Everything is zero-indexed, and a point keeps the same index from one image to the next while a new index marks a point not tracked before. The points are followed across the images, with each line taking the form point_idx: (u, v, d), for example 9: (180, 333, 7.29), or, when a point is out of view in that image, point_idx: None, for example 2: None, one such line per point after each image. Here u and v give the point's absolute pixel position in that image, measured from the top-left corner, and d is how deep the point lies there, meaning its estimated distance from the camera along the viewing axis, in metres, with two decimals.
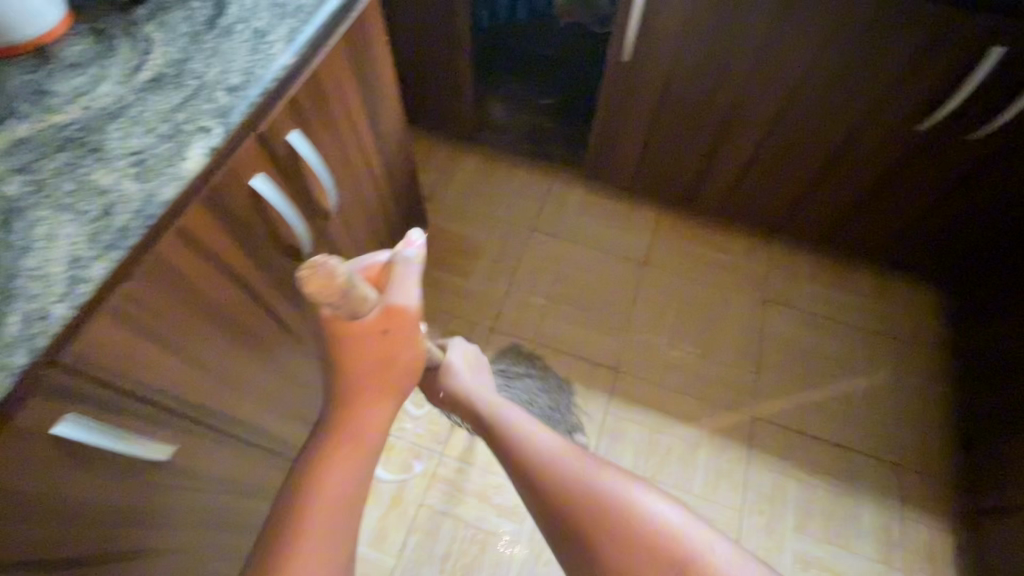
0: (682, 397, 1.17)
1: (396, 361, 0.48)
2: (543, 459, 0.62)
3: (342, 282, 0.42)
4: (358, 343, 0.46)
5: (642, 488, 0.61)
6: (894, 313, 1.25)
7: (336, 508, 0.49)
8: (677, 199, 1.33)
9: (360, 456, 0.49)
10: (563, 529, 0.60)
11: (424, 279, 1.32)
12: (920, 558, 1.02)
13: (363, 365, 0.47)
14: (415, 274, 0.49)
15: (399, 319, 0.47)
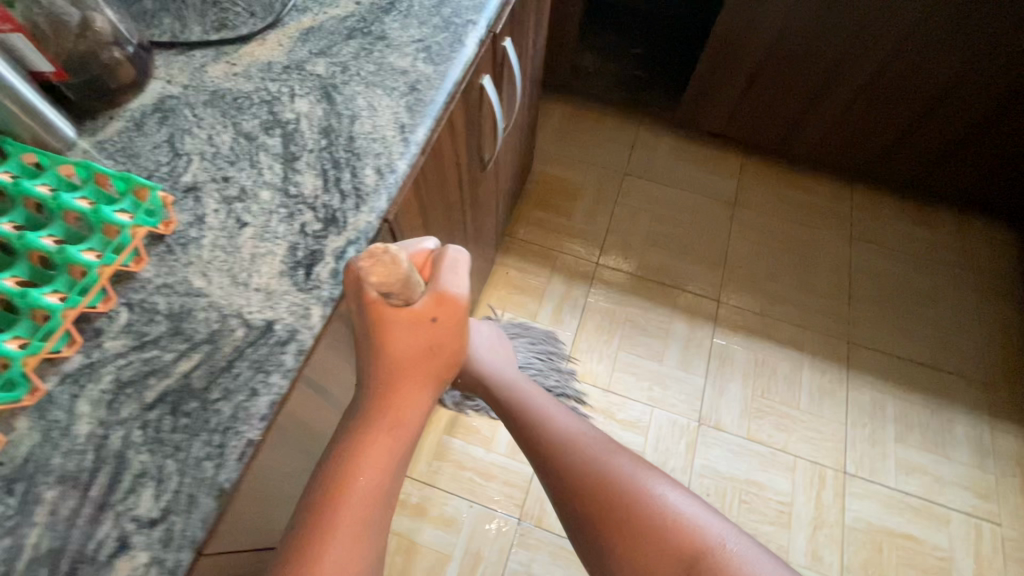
0: (780, 323, 1.26)
1: (443, 349, 0.46)
2: (559, 435, 0.60)
3: (401, 270, 0.40)
4: (417, 327, 0.44)
5: (664, 482, 0.56)
6: (972, 247, 1.37)
7: (370, 510, 0.43)
8: (769, 144, 1.41)
9: (391, 454, 0.45)
10: (588, 515, 0.56)
11: (526, 217, 1.37)
12: (1010, 463, 1.11)
13: (413, 353, 0.45)
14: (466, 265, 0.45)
15: (448, 309, 0.44)
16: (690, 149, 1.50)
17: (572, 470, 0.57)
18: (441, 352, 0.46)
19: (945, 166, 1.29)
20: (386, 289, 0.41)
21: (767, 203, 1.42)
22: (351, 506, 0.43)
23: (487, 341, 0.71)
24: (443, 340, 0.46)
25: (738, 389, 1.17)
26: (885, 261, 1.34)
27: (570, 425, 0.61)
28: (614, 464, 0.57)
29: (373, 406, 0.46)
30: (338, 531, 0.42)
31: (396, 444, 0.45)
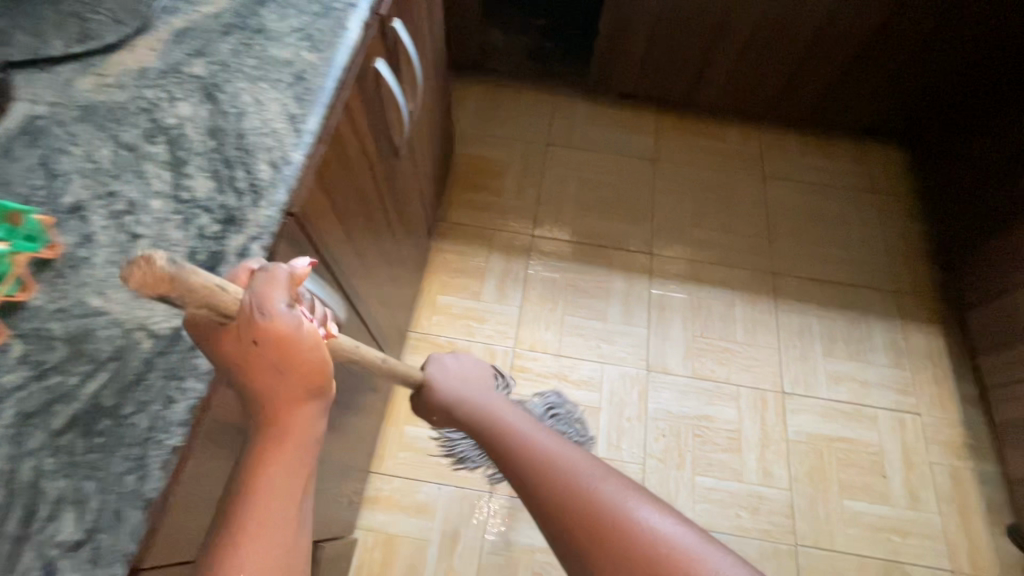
0: (710, 266, 1.33)
1: (293, 363, 0.35)
2: (521, 440, 0.63)
3: (174, 280, 0.31)
4: (241, 354, 0.35)
5: (646, 504, 0.54)
6: (870, 170, 1.48)
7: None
8: (680, 97, 1.47)
9: (286, 514, 0.37)
10: (550, 519, 0.56)
11: (457, 200, 1.38)
12: (922, 358, 1.24)
13: (262, 374, 0.36)
14: (288, 273, 0.35)
15: (268, 327, 0.34)
16: (607, 113, 1.54)
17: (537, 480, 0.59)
18: (310, 389, 0.38)
19: (837, 97, 1.38)
20: (155, 295, 0.32)
21: (685, 154, 1.48)
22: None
23: (459, 371, 0.79)
24: (295, 372, 0.36)
25: (679, 333, 1.24)
26: (796, 194, 1.44)
27: (540, 437, 0.63)
28: (568, 473, 0.57)
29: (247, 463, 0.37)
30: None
31: (286, 503, 0.37)
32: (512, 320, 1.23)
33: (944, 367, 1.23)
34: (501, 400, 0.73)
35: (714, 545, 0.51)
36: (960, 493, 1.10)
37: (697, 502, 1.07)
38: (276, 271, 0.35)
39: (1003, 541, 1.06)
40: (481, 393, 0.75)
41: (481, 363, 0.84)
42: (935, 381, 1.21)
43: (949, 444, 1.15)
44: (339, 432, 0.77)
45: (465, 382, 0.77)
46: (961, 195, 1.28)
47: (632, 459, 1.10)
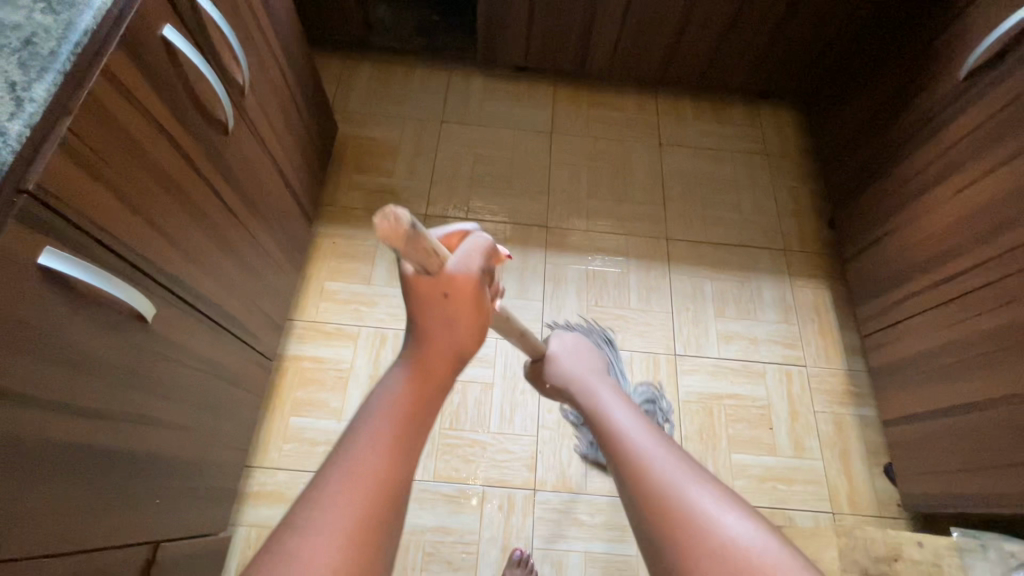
0: (606, 235, 1.33)
1: (473, 320, 0.48)
2: (603, 419, 0.65)
3: (410, 236, 0.42)
4: (429, 301, 0.47)
5: (724, 508, 0.50)
6: (765, 131, 1.51)
7: (400, 446, 0.45)
8: (572, 66, 1.45)
9: (419, 419, 0.47)
10: (626, 496, 0.56)
11: (347, 183, 1.33)
12: (809, 312, 1.27)
13: (446, 324, 0.47)
14: (482, 253, 0.47)
15: (460, 290, 0.46)
16: (503, 87, 1.51)
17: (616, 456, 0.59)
18: (459, 351, 0.49)
19: (723, 60, 1.39)
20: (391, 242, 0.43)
21: (582, 125, 1.47)
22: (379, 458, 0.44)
23: (574, 348, 0.88)
24: (462, 327, 0.47)
25: (574, 304, 1.23)
26: (692, 159, 1.45)
27: (622, 417, 0.64)
28: (647, 457, 0.56)
29: (402, 380, 0.48)
30: (383, 444, 0.45)
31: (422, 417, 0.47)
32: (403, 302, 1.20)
33: (829, 319, 1.27)
34: (603, 379, 0.78)
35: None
36: (841, 437, 1.15)
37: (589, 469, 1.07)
38: (481, 245, 0.47)
39: (879, 479, 1.11)
40: (589, 370, 0.82)
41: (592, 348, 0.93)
42: (820, 332, 1.25)
43: (833, 392, 1.19)
44: (174, 428, 0.73)
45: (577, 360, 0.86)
46: (843, 152, 1.31)
47: (525, 432, 1.09)
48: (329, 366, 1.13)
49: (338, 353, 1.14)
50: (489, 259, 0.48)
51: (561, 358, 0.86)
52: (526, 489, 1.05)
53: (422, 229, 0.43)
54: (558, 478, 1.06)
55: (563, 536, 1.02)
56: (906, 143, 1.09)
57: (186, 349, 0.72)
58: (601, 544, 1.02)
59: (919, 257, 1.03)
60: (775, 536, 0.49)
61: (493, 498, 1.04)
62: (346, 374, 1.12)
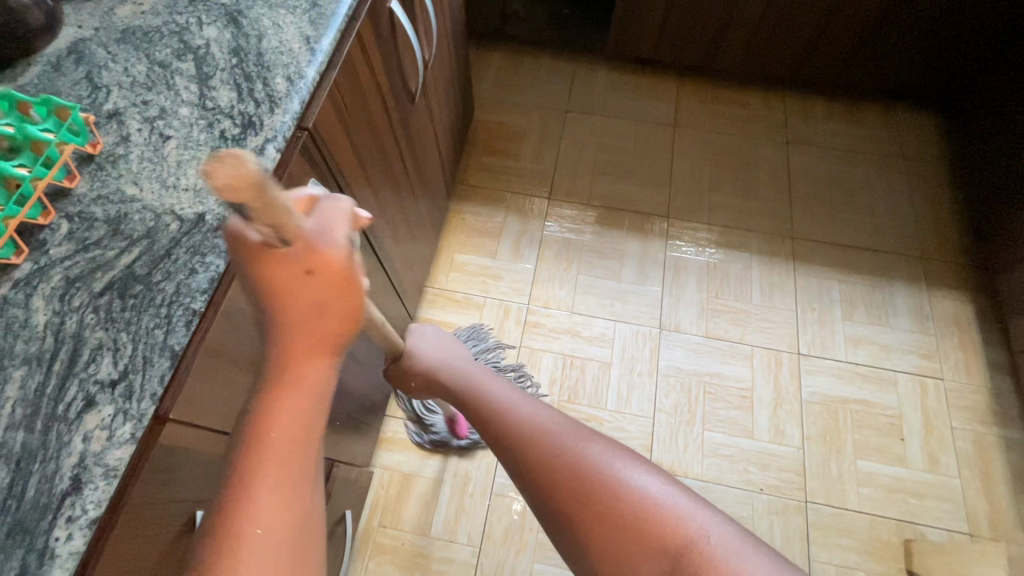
0: (727, 230, 1.32)
1: (334, 303, 0.37)
2: (503, 412, 0.63)
3: (269, 187, 0.30)
4: (289, 283, 0.36)
5: (631, 464, 0.55)
6: (901, 135, 1.45)
7: (275, 507, 0.36)
8: (702, 62, 1.45)
9: (288, 460, 0.37)
10: (541, 477, 0.57)
11: (477, 165, 1.41)
12: (948, 325, 1.20)
13: (299, 313, 0.37)
14: (345, 210, 0.38)
15: (328, 259, 0.36)
16: (628, 81, 1.54)
17: (530, 451, 0.58)
18: (332, 337, 0.38)
19: (866, 59, 1.35)
20: (241, 205, 0.30)
21: (705, 120, 1.48)
22: (245, 543, 0.35)
23: (431, 336, 0.77)
24: (338, 314, 0.38)
25: (694, 294, 1.24)
26: (821, 160, 1.41)
27: (507, 404, 0.63)
28: (557, 436, 0.58)
29: (243, 431, 0.37)
30: (245, 516, 0.35)
31: (284, 461, 0.37)
32: (526, 279, 1.25)
33: (970, 333, 1.19)
34: (463, 369, 0.71)
35: (711, 510, 0.53)
36: (982, 458, 1.07)
37: (705, 456, 1.08)
38: (344, 205, 0.39)
39: None
40: (456, 359, 0.73)
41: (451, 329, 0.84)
42: (961, 347, 1.18)
43: (973, 409, 1.12)
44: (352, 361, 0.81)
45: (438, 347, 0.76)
46: (1001, 157, 1.22)
47: (642, 413, 1.11)
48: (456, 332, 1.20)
49: (466, 320, 1.21)
50: (357, 222, 0.39)
51: (416, 344, 0.75)
52: None
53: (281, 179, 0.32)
54: (673, 461, 1.07)
55: None
56: None
57: None
58: None
59: None
60: (680, 482, 0.55)
61: None
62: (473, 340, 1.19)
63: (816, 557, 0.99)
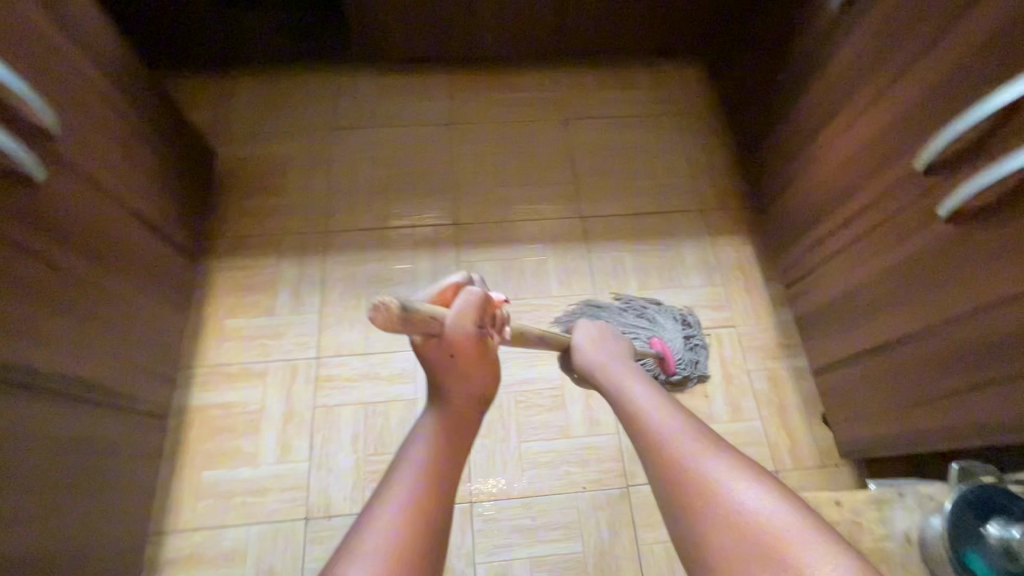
0: (518, 224, 1.27)
1: (472, 372, 0.61)
2: (634, 414, 0.68)
3: (405, 316, 0.49)
4: (460, 354, 0.59)
5: (752, 486, 0.55)
6: (672, 90, 1.46)
7: (439, 475, 0.58)
8: (462, 51, 1.38)
9: (455, 451, 0.61)
10: (662, 476, 0.60)
11: (237, 210, 1.25)
12: (733, 271, 1.24)
13: (477, 368, 0.61)
14: (465, 305, 0.57)
15: (460, 345, 0.57)
16: (395, 83, 1.43)
17: (654, 453, 0.62)
18: (478, 390, 0.63)
19: (613, 24, 1.34)
20: (411, 325, 0.51)
21: (481, 111, 1.41)
22: (415, 491, 0.56)
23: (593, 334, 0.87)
24: (475, 370, 0.60)
25: (493, 300, 1.19)
26: (599, 131, 1.40)
27: (643, 404, 0.68)
28: (680, 440, 0.61)
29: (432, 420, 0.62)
30: (438, 466, 0.58)
31: (458, 451, 0.61)
32: (312, 331, 1.13)
33: (754, 275, 1.24)
34: (625, 367, 0.79)
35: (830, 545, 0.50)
36: (777, 394, 1.13)
37: (525, 470, 1.03)
38: (473, 298, 0.57)
39: (819, 430, 1.09)
40: (610, 360, 0.81)
41: (622, 338, 0.89)
42: (746, 289, 1.22)
43: (764, 348, 1.17)
44: (21, 520, 0.66)
45: (601, 350, 0.84)
46: (746, 101, 1.26)
47: None
48: (237, 412, 1.06)
49: (247, 395, 1.07)
50: (480, 308, 0.58)
51: (583, 344, 0.86)
52: (462, 504, 1.00)
53: (417, 304, 0.52)
54: (493, 486, 1.02)
55: (505, 546, 0.98)
56: (796, 85, 1.06)
57: (15, 434, 0.65)
58: (546, 546, 0.98)
59: (825, 199, 1.00)
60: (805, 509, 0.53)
61: None
62: (258, 415, 1.05)
63: (643, 539, 0.99)
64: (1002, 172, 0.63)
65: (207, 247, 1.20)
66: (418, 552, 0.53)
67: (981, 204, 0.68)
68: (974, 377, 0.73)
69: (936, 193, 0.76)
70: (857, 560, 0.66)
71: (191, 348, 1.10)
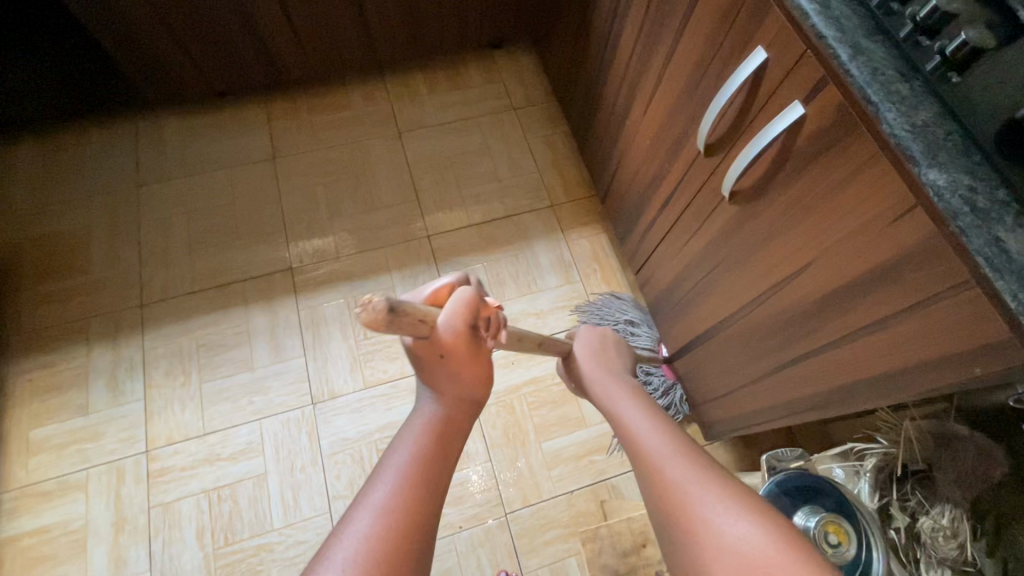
0: (360, 255, 1.19)
1: (463, 374, 0.50)
2: (627, 431, 0.58)
3: (399, 314, 0.40)
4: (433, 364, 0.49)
5: (734, 508, 0.46)
6: (508, 83, 1.40)
7: (426, 478, 0.46)
8: (269, 77, 1.26)
9: (441, 450, 0.49)
10: (653, 504, 0.51)
11: (32, 300, 1.09)
12: (589, 264, 1.21)
13: (467, 370, 0.50)
14: (461, 304, 0.47)
15: (454, 347, 0.47)
16: (203, 122, 1.29)
17: (644, 472, 0.53)
18: (468, 393, 0.52)
19: (425, 26, 1.26)
20: (389, 331, 0.40)
21: (306, 138, 1.30)
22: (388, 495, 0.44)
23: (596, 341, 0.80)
24: (465, 372, 0.50)
25: (342, 343, 1.10)
26: (438, 139, 1.32)
27: (635, 421, 0.59)
28: (668, 465, 0.51)
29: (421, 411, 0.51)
30: (422, 466, 0.47)
31: (445, 451, 0.49)
32: (137, 423, 1.01)
33: (610, 264, 1.21)
34: (628, 380, 0.70)
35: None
36: None
37: None
38: (466, 298, 0.48)
39: None
40: (607, 372, 0.73)
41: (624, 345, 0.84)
42: (605, 280, 1.19)
43: None
44: None
45: (601, 360, 0.76)
46: (571, 87, 1.22)
47: (314, 514, 0.96)
48: (56, 534, 0.93)
49: (67, 512, 0.94)
50: (474, 308, 0.48)
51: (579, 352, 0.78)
52: None
53: (407, 301, 0.42)
54: None
55: None
56: (602, 68, 1.02)
57: None
58: None
59: (646, 183, 0.97)
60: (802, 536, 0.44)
61: None
62: (82, 532, 0.93)
63: (527, 566, 0.95)
64: (755, 152, 0.61)
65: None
66: (402, 550, 0.42)
67: (752, 180, 0.66)
68: (782, 355, 0.72)
69: (719, 171, 0.73)
70: None
71: None
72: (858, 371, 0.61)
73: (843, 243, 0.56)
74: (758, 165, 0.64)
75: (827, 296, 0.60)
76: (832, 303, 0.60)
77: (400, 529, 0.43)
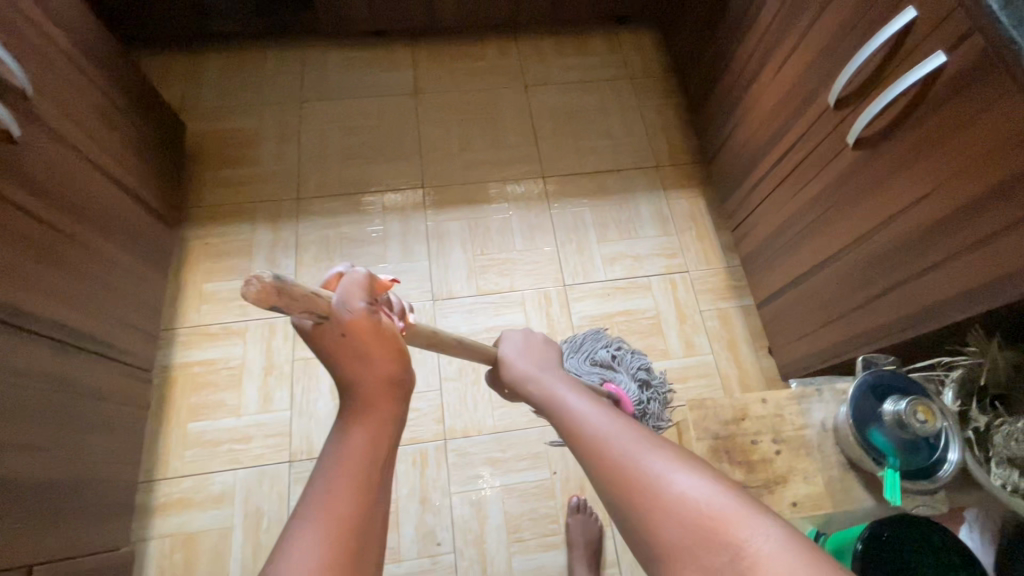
0: (483, 185, 1.34)
1: (374, 353, 0.44)
2: (571, 416, 0.53)
3: (274, 287, 0.40)
4: (340, 350, 0.44)
5: (679, 473, 0.45)
6: (627, 55, 1.52)
7: (368, 501, 0.40)
8: (423, 22, 1.43)
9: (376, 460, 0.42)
10: (598, 484, 0.48)
11: (211, 182, 1.29)
12: (686, 220, 1.32)
13: (379, 359, 0.45)
14: (356, 280, 0.45)
15: (358, 326, 0.43)
16: (360, 54, 1.47)
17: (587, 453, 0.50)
18: (396, 376, 0.45)
19: None
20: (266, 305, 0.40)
21: (445, 80, 1.46)
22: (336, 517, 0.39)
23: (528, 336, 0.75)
24: (378, 353, 0.44)
25: (461, 256, 1.25)
26: (560, 96, 1.46)
27: (578, 404, 0.55)
28: (615, 438, 0.48)
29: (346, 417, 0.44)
30: (345, 471, 0.41)
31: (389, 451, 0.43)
32: None
33: (705, 223, 1.32)
34: (560, 372, 0.65)
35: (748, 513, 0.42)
36: (727, 330, 1.21)
37: (495, 408, 1.11)
38: (358, 276, 0.45)
39: (766, 358, 1.18)
40: (540, 366, 0.67)
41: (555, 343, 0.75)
42: (699, 237, 1.30)
43: (715, 289, 1.25)
44: (31, 450, 0.73)
45: (530, 357, 0.70)
46: (693, 61, 1.34)
47: (428, 388, 1.11)
48: (218, 368, 1.11)
49: (228, 351, 1.12)
50: (375, 290, 0.46)
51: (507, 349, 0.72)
52: (436, 441, 1.07)
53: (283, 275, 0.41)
54: (465, 422, 1.09)
55: (476, 476, 1.05)
56: (733, 41, 1.14)
57: (20, 368, 0.72)
58: (517, 474, 1.06)
59: (761, 143, 1.08)
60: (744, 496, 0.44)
61: (404, 456, 1.06)
62: (239, 370, 1.11)
63: None
64: (888, 100, 0.72)
65: (183, 216, 1.25)
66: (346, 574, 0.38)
67: (878, 128, 0.77)
68: (880, 286, 0.82)
69: (846, 122, 0.84)
70: (779, 446, 0.75)
71: (171, 312, 1.15)
72: (954, 293, 0.71)
73: (960, 175, 0.67)
74: (888, 113, 0.75)
75: (936, 224, 0.71)
76: (941, 230, 0.71)
77: (343, 539, 0.38)
